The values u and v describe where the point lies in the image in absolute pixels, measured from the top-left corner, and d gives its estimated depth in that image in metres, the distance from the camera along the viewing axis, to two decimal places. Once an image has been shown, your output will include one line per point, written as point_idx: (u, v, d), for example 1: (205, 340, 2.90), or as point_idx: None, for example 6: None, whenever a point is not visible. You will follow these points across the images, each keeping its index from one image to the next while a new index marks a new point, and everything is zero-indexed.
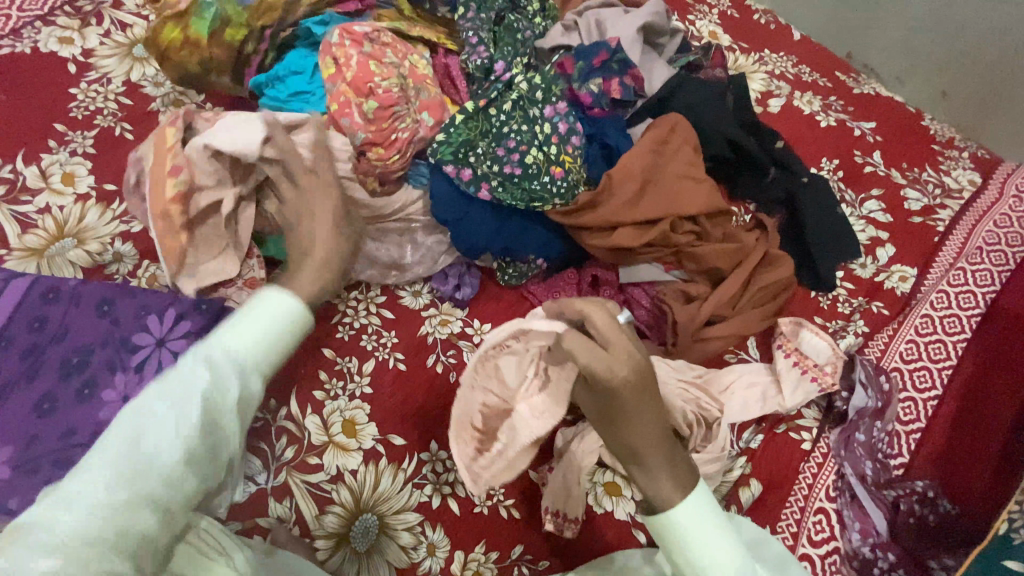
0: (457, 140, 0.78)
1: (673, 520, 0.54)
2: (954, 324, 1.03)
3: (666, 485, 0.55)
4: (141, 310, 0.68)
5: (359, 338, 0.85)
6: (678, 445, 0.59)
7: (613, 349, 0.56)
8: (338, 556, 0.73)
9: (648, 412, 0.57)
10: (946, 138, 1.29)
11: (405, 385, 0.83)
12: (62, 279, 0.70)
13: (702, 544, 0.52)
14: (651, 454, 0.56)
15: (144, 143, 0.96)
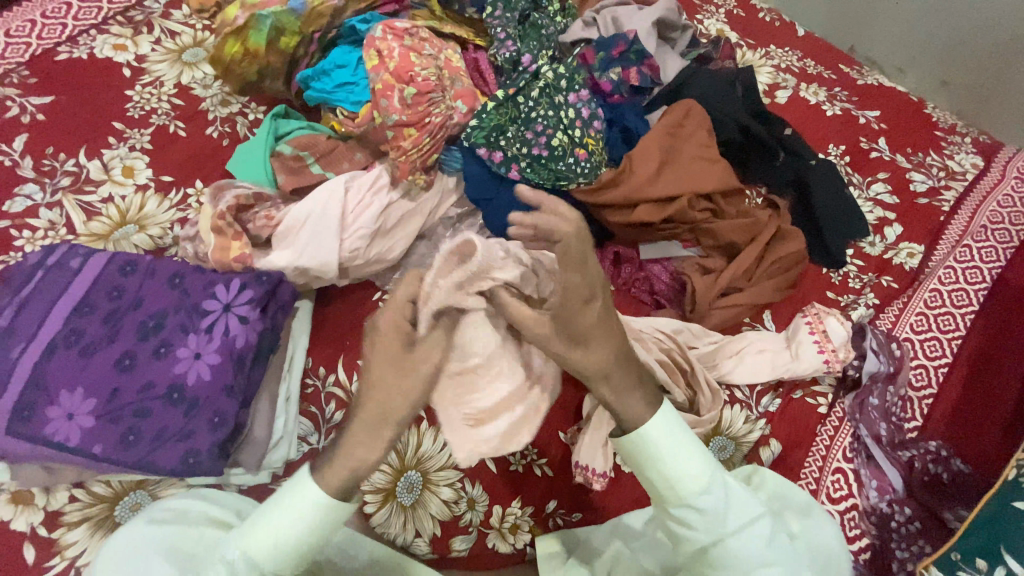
0: (489, 125, 0.85)
1: (647, 438, 0.57)
2: (962, 297, 1.07)
3: (640, 407, 0.58)
4: (208, 283, 0.74)
5: None
6: (638, 364, 0.62)
7: (586, 272, 0.52)
8: (385, 510, 0.78)
9: (611, 331, 0.57)
10: (948, 124, 1.34)
11: None
12: (135, 255, 0.76)
13: (675, 457, 0.57)
14: (617, 375, 0.59)
15: (195, 139, 1.04)
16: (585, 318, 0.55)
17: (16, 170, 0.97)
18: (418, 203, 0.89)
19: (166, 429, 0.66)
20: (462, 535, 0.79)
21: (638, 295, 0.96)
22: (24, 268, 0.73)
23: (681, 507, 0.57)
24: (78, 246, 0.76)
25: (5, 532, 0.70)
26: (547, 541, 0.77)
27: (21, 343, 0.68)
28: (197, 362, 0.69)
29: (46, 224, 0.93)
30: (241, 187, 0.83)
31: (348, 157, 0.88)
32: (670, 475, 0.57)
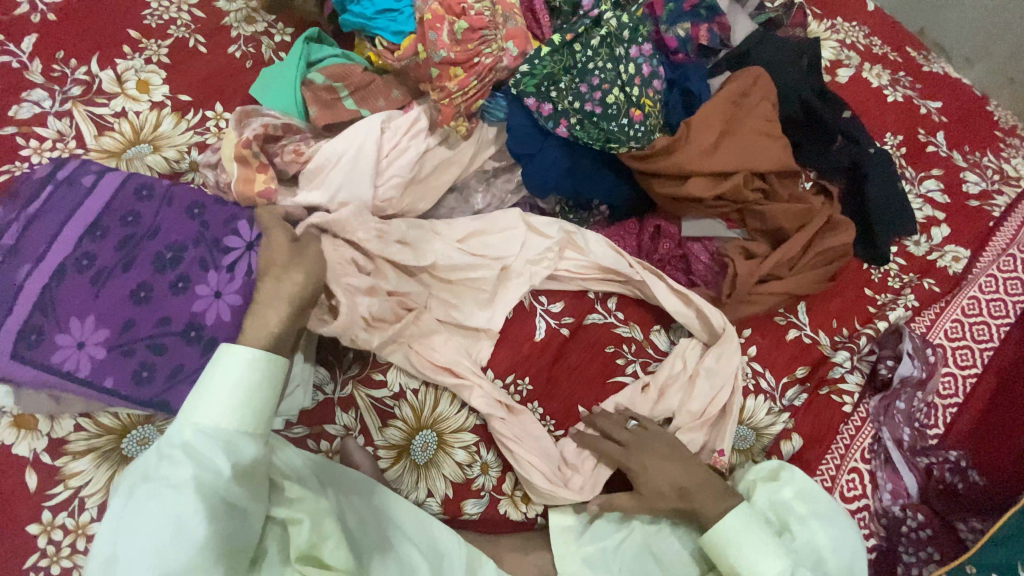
0: (541, 72, 0.78)
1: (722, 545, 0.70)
2: (1000, 308, 1.03)
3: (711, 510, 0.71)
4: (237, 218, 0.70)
5: None
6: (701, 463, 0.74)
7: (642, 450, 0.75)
8: (397, 467, 0.77)
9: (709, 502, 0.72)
10: (1009, 125, 1.26)
11: (509, 338, 0.82)
12: (155, 179, 0.71)
13: (741, 535, 0.69)
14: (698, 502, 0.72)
15: (217, 57, 0.96)
16: (645, 457, 0.74)
17: (24, 73, 0.89)
18: (456, 153, 0.83)
19: (185, 369, 0.63)
20: (473, 499, 0.77)
21: (672, 273, 0.93)
22: (30, 186, 0.69)
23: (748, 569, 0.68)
24: (88, 163, 0.70)
25: (6, 456, 0.68)
26: (561, 514, 0.76)
27: (27, 265, 0.62)
28: (218, 301, 0.65)
29: (55, 135, 0.86)
30: (268, 116, 0.77)
31: (384, 94, 0.81)
32: (748, 559, 0.68)
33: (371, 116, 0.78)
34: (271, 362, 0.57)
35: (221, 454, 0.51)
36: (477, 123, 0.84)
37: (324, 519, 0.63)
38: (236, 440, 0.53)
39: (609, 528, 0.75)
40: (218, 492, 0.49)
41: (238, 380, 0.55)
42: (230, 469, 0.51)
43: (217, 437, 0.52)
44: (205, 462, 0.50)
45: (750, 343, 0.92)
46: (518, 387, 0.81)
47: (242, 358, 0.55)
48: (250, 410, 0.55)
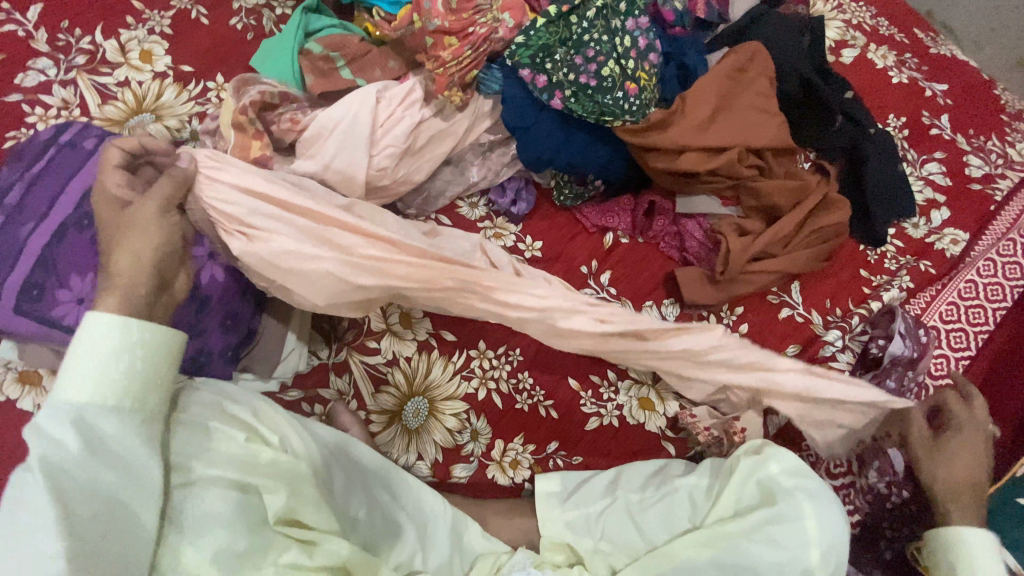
0: (537, 44, 0.78)
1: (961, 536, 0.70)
2: (998, 291, 1.02)
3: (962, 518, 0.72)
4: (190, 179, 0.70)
5: (479, 221, 0.90)
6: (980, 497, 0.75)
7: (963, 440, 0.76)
8: (389, 432, 0.79)
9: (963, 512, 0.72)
10: (1016, 109, 1.23)
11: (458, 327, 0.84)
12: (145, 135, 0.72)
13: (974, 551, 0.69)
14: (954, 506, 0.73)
15: (218, 28, 0.97)
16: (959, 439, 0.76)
17: (29, 42, 0.90)
18: (452, 125, 0.83)
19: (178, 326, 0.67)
20: (463, 464, 0.79)
21: (665, 251, 0.93)
22: (33, 151, 0.71)
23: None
24: (87, 129, 0.72)
25: (11, 410, 0.70)
26: (547, 481, 0.78)
27: (32, 222, 0.65)
28: (213, 261, 0.71)
29: (59, 103, 0.88)
30: (265, 84, 0.78)
31: (381, 64, 0.82)
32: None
33: (366, 87, 0.79)
34: (131, 327, 0.55)
35: (73, 433, 0.50)
36: (474, 95, 0.85)
37: (301, 485, 0.64)
38: (95, 415, 0.51)
39: (595, 496, 0.77)
40: (63, 470, 0.48)
41: (100, 348, 0.53)
42: (80, 445, 0.50)
43: (71, 414, 0.50)
44: (57, 441, 0.49)
45: (742, 321, 0.93)
46: (507, 357, 0.84)
47: (95, 324, 0.54)
48: (109, 377, 0.53)
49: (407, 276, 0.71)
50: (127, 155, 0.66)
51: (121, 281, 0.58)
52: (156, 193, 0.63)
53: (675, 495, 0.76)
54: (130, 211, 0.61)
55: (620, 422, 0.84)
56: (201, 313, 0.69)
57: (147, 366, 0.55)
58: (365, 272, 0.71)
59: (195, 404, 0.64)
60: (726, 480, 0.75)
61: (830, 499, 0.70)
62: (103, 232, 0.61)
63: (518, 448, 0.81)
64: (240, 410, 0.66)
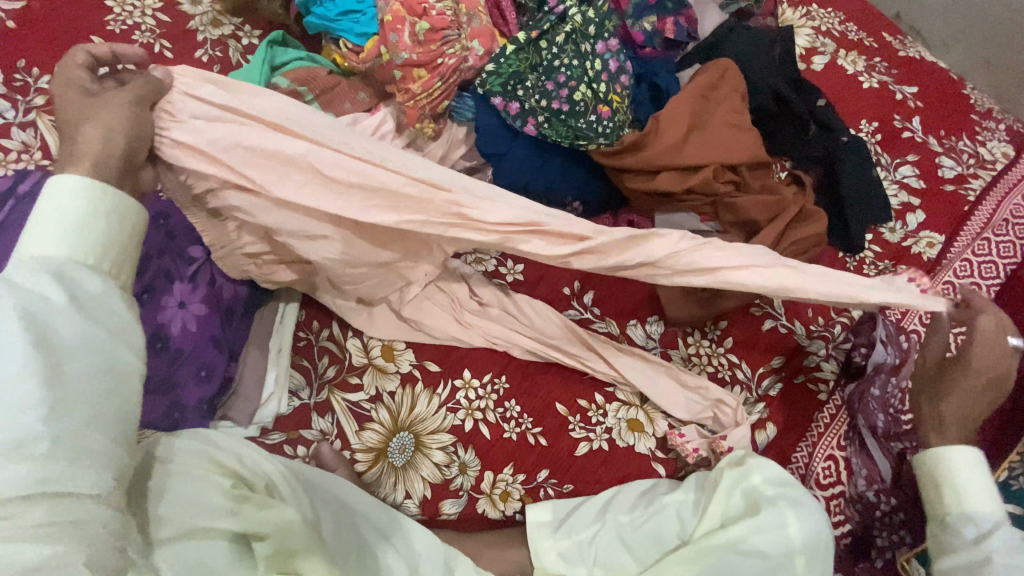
0: (508, 71, 0.77)
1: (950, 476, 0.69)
2: (975, 292, 1.04)
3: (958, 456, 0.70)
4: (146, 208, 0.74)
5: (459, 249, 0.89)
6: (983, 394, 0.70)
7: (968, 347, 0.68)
8: (375, 470, 0.77)
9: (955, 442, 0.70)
10: (985, 108, 1.25)
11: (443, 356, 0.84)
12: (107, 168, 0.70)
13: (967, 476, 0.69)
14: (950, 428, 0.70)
15: (183, 62, 0.95)
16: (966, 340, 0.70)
17: None
18: (425, 156, 0.83)
19: (150, 380, 0.68)
20: (451, 499, 0.78)
21: None
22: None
23: (959, 516, 0.68)
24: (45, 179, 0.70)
25: None
26: (538, 511, 0.77)
27: None
28: (184, 311, 0.73)
29: (20, 146, 0.85)
30: None
31: (351, 97, 0.82)
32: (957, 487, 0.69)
33: (338, 121, 0.79)
34: (114, 196, 0.49)
35: (55, 284, 0.43)
36: (446, 123, 0.84)
37: (293, 532, 0.59)
38: (77, 276, 0.45)
39: (584, 522, 0.77)
40: (47, 321, 0.41)
41: (69, 217, 0.47)
42: (66, 297, 0.43)
43: (47, 266, 0.44)
44: (32, 289, 0.42)
45: (727, 336, 0.93)
46: (494, 386, 0.83)
47: (69, 183, 0.47)
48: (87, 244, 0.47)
49: (387, 172, 0.64)
50: (92, 60, 0.59)
51: (89, 149, 0.51)
52: (129, 88, 0.57)
53: (663, 512, 0.76)
54: (103, 97, 0.55)
55: (610, 445, 0.83)
56: (175, 363, 0.70)
57: (128, 240, 0.50)
58: (339, 166, 0.63)
59: (177, 452, 0.59)
60: (712, 493, 0.75)
61: (814, 508, 0.72)
62: (62, 119, 0.54)
63: (508, 477, 0.80)
64: (228, 456, 0.62)
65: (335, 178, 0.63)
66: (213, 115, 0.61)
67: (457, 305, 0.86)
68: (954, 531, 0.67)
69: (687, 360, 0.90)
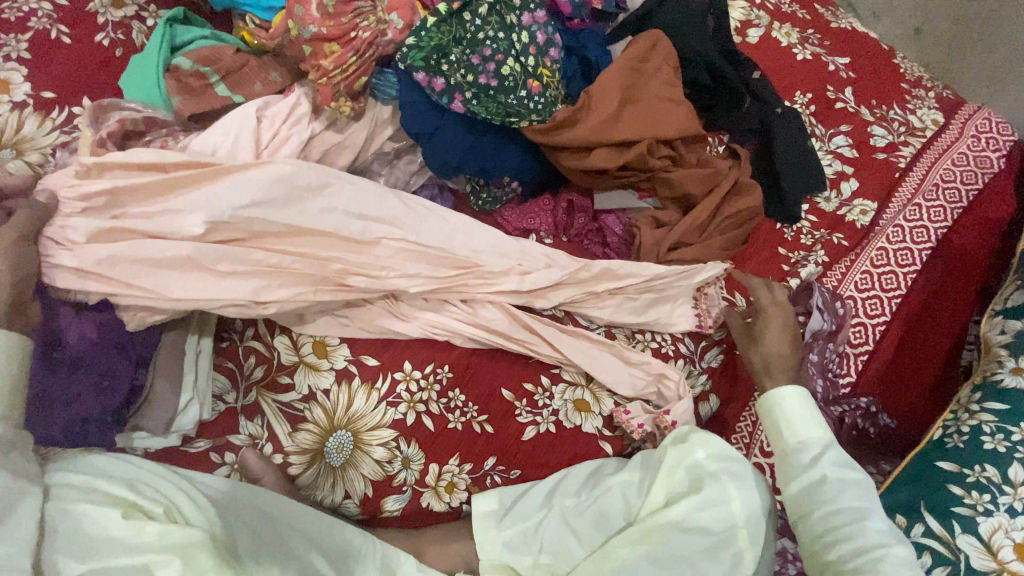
0: (429, 45, 0.73)
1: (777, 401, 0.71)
2: (908, 256, 1.07)
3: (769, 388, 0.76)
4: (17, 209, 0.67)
5: None
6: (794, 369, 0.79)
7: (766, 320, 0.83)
8: (311, 471, 0.74)
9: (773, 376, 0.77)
10: (914, 77, 1.29)
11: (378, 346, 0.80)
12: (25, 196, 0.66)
13: (791, 409, 0.70)
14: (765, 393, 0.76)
15: (82, 46, 0.87)
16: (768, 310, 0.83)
17: None
18: (350, 137, 0.78)
19: (45, 395, 0.62)
20: (395, 495, 0.76)
21: (589, 249, 0.90)
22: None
23: (795, 447, 0.68)
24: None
25: None
26: (485, 501, 0.76)
27: None
28: (80, 318, 0.65)
29: None
30: (129, 109, 0.71)
31: (262, 77, 0.76)
32: (790, 424, 0.69)
33: (247, 104, 0.73)
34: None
35: None
36: (369, 102, 0.80)
37: (196, 553, 0.58)
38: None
39: (531, 508, 0.76)
40: None
41: None
42: None
43: None
44: None
45: None
46: (436, 376, 0.80)
47: None
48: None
49: (276, 258, 0.70)
50: None
51: None
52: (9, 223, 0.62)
53: (609, 495, 0.75)
54: None
55: (557, 427, 0.82)
56: (75, 374, 0.63)
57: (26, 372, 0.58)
58: (227, 259, 0.68)
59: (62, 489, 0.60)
60: (656, 473, 0.75)
61: (755, 480, 0.72)
62: None
63: (453, 468, 0.78)
64: (116, 487, 0.62)
65: (225, 271, 0.68)
66: (100, 232, 0.66)
67: (391, 298, 0.81)
68: (793, 459, 0.67)
69: (630, 337, 0.88)
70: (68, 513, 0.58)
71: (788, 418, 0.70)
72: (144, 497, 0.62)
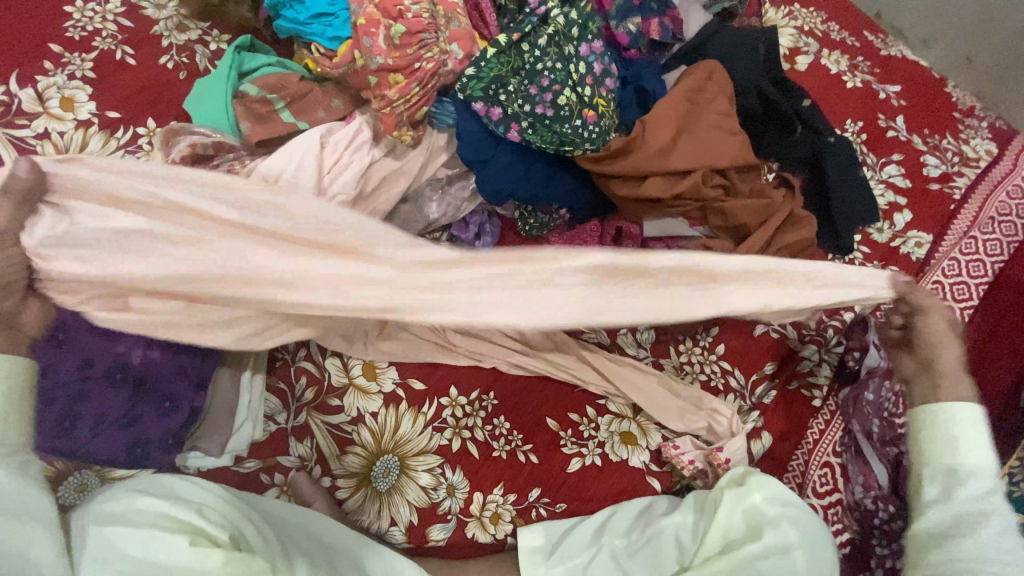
0: (489, 75, 0.74)
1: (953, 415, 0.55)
2: (964, 291, 1.05)
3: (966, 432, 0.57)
4: None
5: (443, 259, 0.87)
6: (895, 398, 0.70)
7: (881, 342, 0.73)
8: (358, 496, 0.74)
9: None
10: (967, 106, 1.25)
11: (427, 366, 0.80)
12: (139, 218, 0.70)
13: (966, 430, 0.55)
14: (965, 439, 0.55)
15: (147, 68, 0.90)
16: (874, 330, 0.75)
17: None
18: (405, 163, 0.80)
19: (106, 415, 0.61)
20: (439, 524, 0.75)
21: None
22: None
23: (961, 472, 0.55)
24: None
25: None
26: (531, 535, 0.74)
27: None
28: (137, 341, 0.63)
29: None
30: (198, 133, 0.73)
31: (324, 104, 0.78)
32: (968, 447, 0.55)
33: (310, 130, 0.75)
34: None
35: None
36: (426, 129, 0.81)
37: None
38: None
39: (578, 546, 0.74)
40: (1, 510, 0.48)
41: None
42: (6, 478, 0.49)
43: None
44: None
45: (719, 342, 0.90)
46: (482, 403, 0.80)
47: None
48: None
49: None
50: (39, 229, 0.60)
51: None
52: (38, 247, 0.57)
53: (661, 536, 0.73)
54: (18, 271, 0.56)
55: (603, 460, 0.80)
56: (134, 398, 0.63)
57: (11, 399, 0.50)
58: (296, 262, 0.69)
59: (132, 509, 0.60)
60: (711, 517, 0.73)
61: (816, 530, 0.70)
62: None
63: (498, 499, 0.76)
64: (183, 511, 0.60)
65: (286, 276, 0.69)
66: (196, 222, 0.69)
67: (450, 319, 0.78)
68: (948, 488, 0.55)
69: (679, 368, 0.88)
70: (132, 534, 0.58)
71: (964, 440, 0.55)
72: (210, 522, 0.60)
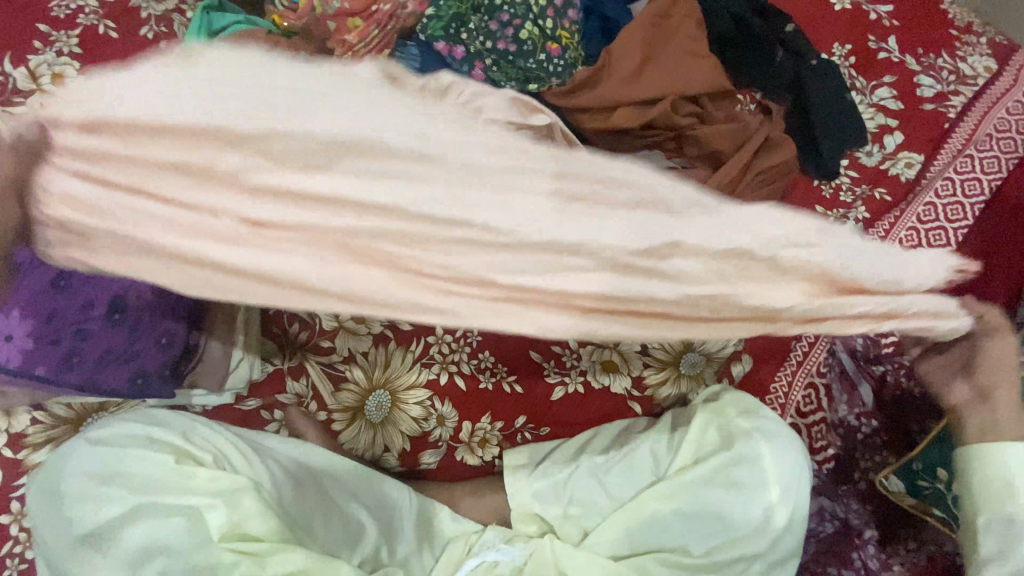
0: (448, 14, 0.77)
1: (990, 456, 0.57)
2: (957, 210, 1.02)
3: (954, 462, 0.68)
4: None
5: None
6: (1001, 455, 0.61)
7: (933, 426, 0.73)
8: (352, 429, 0.80)
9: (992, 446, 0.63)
10: (965, 22, 1.20)
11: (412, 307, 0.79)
12: None
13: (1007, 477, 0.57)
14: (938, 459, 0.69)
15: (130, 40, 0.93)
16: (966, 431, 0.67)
17: None
18: None
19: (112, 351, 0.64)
20: (431, 449, 0.81)
21: None
22: None
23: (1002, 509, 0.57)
24: None
25: None
26: (515, 455, 0.80)
27: None
28: None
29: None
30: None
31: None
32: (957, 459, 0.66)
33: None
34: None
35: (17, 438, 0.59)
36: None
37: (242, 496, 0.64)
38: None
39: (560, 463, 0.79)
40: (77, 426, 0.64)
41: None
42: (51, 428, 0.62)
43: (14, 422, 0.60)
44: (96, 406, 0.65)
45: None
46: (466, 340, 0.80)
47: None
48: None
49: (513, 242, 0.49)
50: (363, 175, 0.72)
51: None
52: None
53: (636, 452, 0.78)
54: None
55: (585, 388, 0.83)
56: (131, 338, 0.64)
57: None
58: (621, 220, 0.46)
59: (121, 435, 0.66)
60: (686, 432, 0.77)
61: (795, 448, 0.73)
62: None
63: (484, 427, 0.81)
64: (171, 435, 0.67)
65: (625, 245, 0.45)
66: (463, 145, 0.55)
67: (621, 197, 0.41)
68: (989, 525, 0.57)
69: None
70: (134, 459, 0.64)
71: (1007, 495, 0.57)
72: (196, 445, 0.67)
